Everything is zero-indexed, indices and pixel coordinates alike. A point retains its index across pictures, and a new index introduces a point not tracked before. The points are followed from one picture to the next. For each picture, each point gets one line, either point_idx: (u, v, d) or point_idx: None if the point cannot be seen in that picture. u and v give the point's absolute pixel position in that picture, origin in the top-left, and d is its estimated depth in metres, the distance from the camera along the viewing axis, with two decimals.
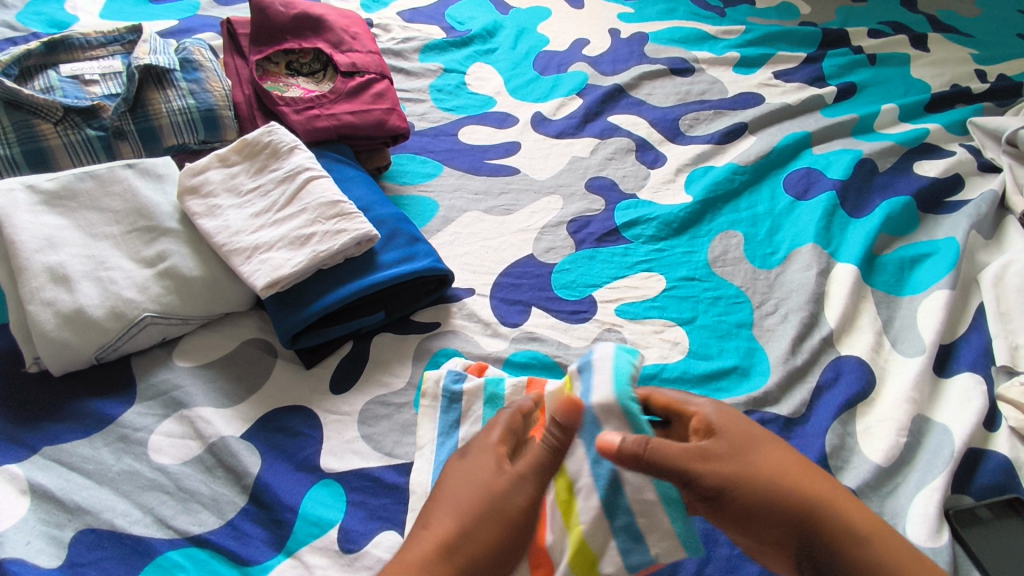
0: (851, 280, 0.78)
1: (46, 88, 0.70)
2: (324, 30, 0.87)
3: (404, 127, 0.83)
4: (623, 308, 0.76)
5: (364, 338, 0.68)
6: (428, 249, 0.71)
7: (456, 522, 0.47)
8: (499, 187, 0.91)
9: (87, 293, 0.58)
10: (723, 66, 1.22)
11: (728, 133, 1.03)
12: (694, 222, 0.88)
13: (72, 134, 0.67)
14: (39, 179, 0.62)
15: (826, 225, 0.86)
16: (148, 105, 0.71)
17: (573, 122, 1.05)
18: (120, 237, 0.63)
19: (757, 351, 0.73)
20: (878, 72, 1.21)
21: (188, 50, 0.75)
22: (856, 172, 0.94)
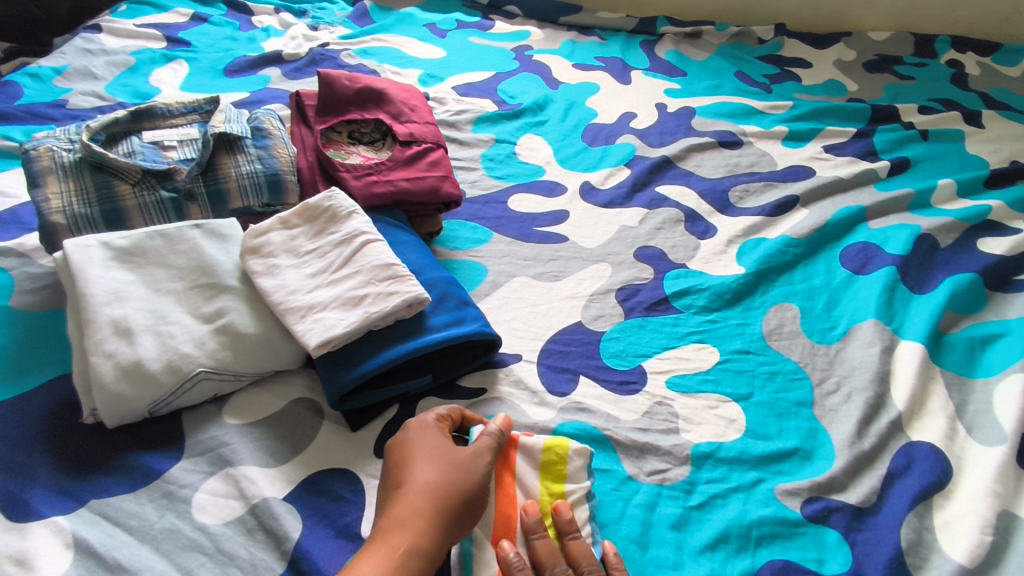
0: (918, 360, 0.74)
1: (128, 152, 0.74)
2: (385, 102, 0.91)
3: (456, 195, 0.86)
4: (674, 380, 0.74)
5: (410, 402, 0.68)
6: (477, 313, 0.71)
7: (432, 466, 0.53)
8: (548, 253, 0.92)
9: (146, 346, 0.59)
10: (771, 140, 1.22)
11: (779, 206, 1.02)
12: (747, 293, 0.86)
13: (147, 196, 0.71)
14: (114, 237, 0.65)
15: (887, 300, 0.83)
16: (219, 169, 0.74)
17: (622, 191, 1.06)
18: (183, 293, 0.65)
19: (819, 432, 0.69)
20: (931, 147, 1.20)
21: (260, 120, 0.80)
22: (916, 248, 0.92)
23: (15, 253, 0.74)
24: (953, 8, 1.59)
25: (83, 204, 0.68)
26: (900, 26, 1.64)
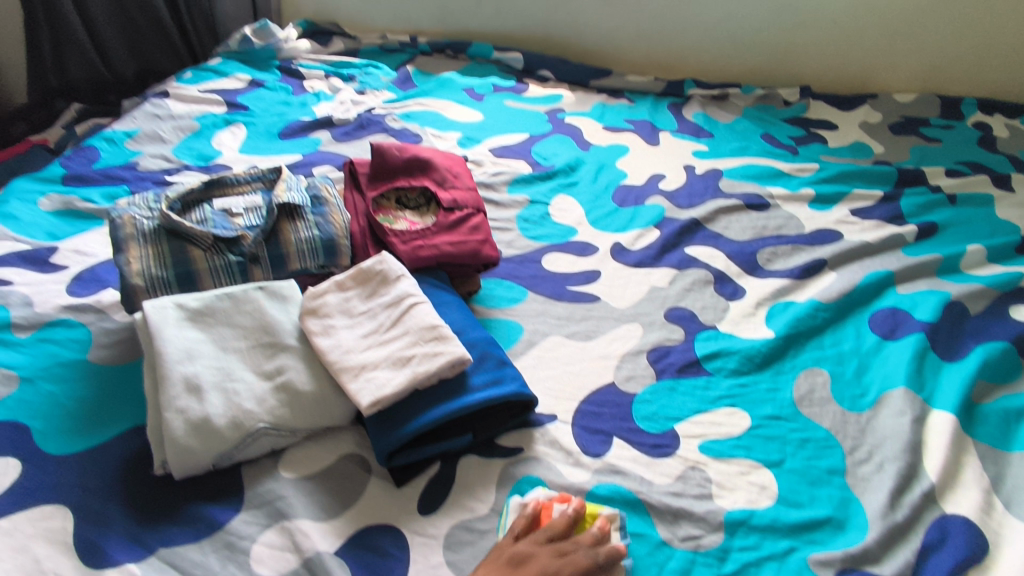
0: (951, 430, 0.75)
1: (200, 220, 0.80)
2: (430, 170, 0.98)
3: (495, 257, 0.91)
4: (706, 444, 0.76)
5: (451, 459, 0.71)
6: (515, 373, 0.75)
7: None
8: (581, 313, 0.95)
9: (213, 402, 0.64)
10: (798, 202, 1.26)
11: (808, 268, 1.05)
12: (777, 357, 0.88)
13: (217, 260, 0.77)
14: (187, 299, 0.71)
15: (917, 368, 0.84)
16: (281, 235, 0.81)
17: (652, 252, 1.10)
18: (246, 351, 0.70)
19: (852, 501, 0.70)
20: (960, 211, 1.21)
21: (317, 188, 0.87)
22: (945, 315, 0.93)
23: (93, 309, 0.82)
24: (978, 71, 1.62)
25: (161, 268, 0.75)
26: (926, 88, 1.68)
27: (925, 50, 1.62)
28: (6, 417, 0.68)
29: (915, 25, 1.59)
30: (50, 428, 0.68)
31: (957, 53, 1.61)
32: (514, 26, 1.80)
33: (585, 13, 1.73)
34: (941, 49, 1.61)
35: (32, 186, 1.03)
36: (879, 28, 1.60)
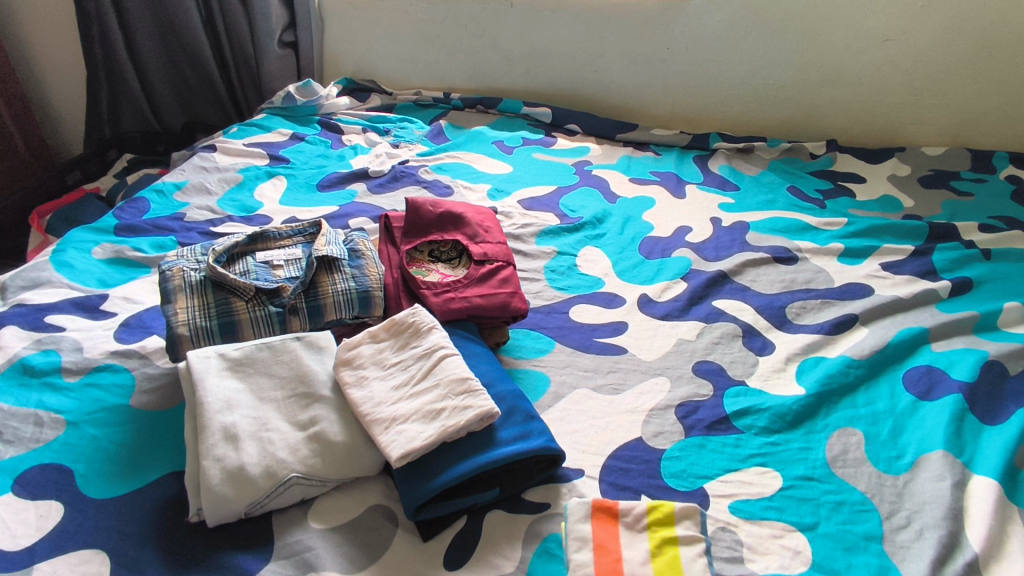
0: (992, 498, 0.73)
1: (244, 271, 0.85)
2: (462, 225, 1.02)
3: (524, 309, 0.93)
4: (737, 505, 0.75)
5: (478, 513, 0.71)
6: (542, 427, 0.75)
7: None
8: (608, 365, 0.96)
9: (249, 452, 0.66)
10: (827, 256, 1.25)
11: (838, 324, 1.04)
12: (809, 415, 0.87)
13: (258, 310, 0.81)
14: (229, 349, 0.74)
15: (956, 430, 0.82)
16: (319, 286, 0.84)
17: (679, 304, 1.10)
18: (282, 401, 0.72)
19: (890, 569, 0.68)
20: (995, 267, 1.20)
21: (355, 242, 0.91)
22: (983, 375, 0.91)
23: (138, 355, 0.85)
24: (1009, 125, 1.62)
25: (205, 317, 0.78)
26: (955, 142, 1.68)
27: (952, 105, 1.63)
28: (52, 460, 0.71)
29: (941, 82, 1.60)
30: (92, 471, 0.70)
31: (985, 109, 1.61)
32: (543, 83, 1.86)
33: (613, 71, 1.79)
34: (969, 105, 1.62)
35: (88, 236, 1.09)
36: (905, 84, 1.62)
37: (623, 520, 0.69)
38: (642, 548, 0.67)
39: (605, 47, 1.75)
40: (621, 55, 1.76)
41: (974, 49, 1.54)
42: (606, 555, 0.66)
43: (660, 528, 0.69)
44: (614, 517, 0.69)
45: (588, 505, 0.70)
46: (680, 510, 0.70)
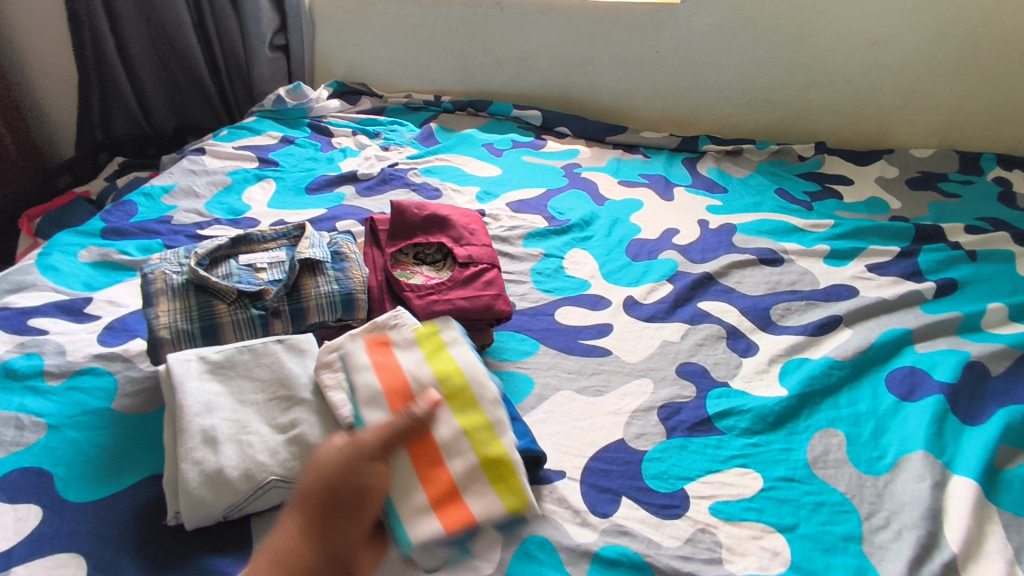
0: (972, 498, 0.74)
1: (226, 274, 0.85)
2: (448, 227, 1.02)
3: (508, 311, 0.93)
4: (717, 507, 0.75)
5: None
6: (523, 429, 0.75)
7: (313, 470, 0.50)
8: (592, 367, 0.96)
9: (228, 454, 0.66)
10: (814, 257, 1.26)
11: (822, 325, 1.04)
12: (791, 416, 0.87)
13: (240, 313, 0.81)
14: (210, 352, 0.74)
15: (937, 431, 0.83)
16: (302, 289, 0.85)
17: (664, 306, 1.10)
18: (262, 404, 0.72)
19: (869, 569, 0.69)
20: (979, 268, 1.20)
21: (339, 245, 0.92)
22: (965, 376, 0.92)
23: (121, 358, 0.85)
24: (996, 127, 1.63)
25: (186, 321, 0.79)
26: (943, 143, 1.69)
27: (940, 108, 1.64)
28: (32, 463, 0.71)
29: (929, 84, 1.61)
30: (71, 475, 0.70)
31: (972, 111, 1.62)
32: (534, 86, 1.87)
33: (603, 73, 1.79)
34: (957, 107, 1.62)
35: (74, 239, 1.09)
36: (892, 87, 1.63)
37: (417, 382, 0.73)
38: (418, 359, 0.76)
39: (594, 50, 1.76)
40: (611, 58, 1.76)
41: (962, 52, 1.55)
42: (386, 369, 0.75)
43: (430, 343, 0.79)
44: (405, 384, 0.72)
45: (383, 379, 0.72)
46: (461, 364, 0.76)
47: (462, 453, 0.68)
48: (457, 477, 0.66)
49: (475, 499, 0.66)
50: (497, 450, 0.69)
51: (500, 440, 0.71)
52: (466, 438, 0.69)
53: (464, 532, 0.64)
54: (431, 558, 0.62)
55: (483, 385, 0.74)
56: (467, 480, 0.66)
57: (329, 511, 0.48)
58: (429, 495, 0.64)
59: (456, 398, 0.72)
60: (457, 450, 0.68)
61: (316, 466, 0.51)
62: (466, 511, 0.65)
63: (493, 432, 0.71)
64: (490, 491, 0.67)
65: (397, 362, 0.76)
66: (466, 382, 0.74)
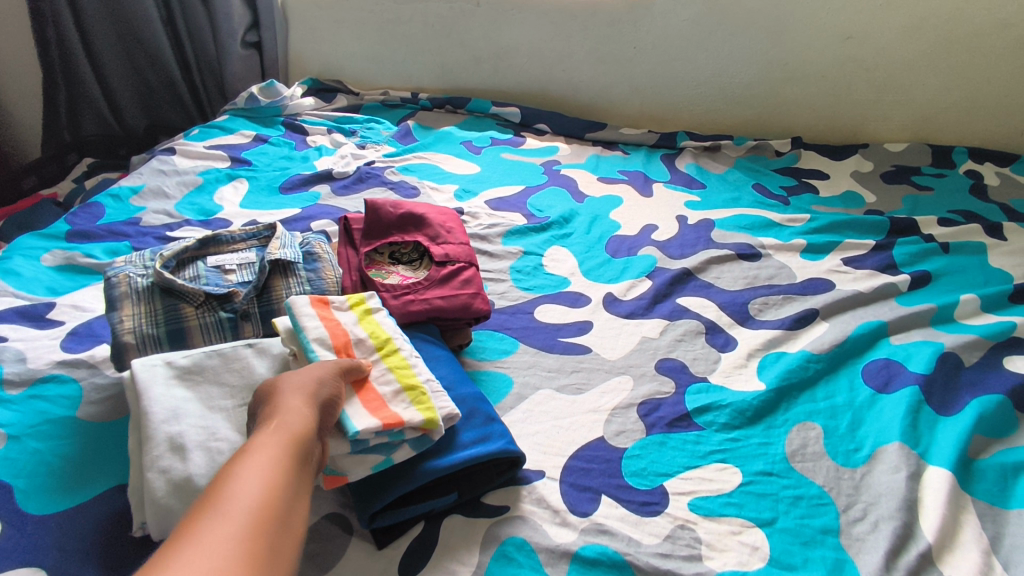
0: (946, 489, 0.74)
1: (194, 276, 0.83)
2: (424, 226, 1.01)
3: (486, 310, 0.92)
4: (696, 502, 0.75)
5: (436, 519, 0.70)
6: (502, 429, 0.75)
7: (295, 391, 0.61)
8: (572, 365, 0.95)
9: (197, 462, 0.64)
10: (790, 252, 1.26)
11: (799, 318, 1.05)
12: (769, 410, 0.88)
13: (208, 316, 0.79)
14: (176, 357, 0.72)
15: (912, 422, 0.83)
16: (273, 291, 0.83)
17: (643, 302, 1.10)
18: (232, 410, 0.70)
19: (846, 562, 0.69)
20: (953, 260, 1.22)
21: (311, 245, 0.91)
22: (939, 367, 0.93)
23: (86, 364, 0.83)
24: (968, 121, 1.66)
25: (152, 325, 0.77)
26: (916, 137, 1.71)
27: (913, 102, 1.66)
28: None
29: (902, 79, 1.63)
30: (32, 486, 0.68)
31: (944, 105, 1.64)
32: (512, 83, 1.86)
33: (581, 69, 1.79)
34: (929, 101, 1.65)
35: (37, 243, 1.06)
36: (866, 81, 1.65)
37: (334, 306, 0.79)
38: (351, 319, 0.78)
39: (572, 47, 1.75)
40: (589, 55, 1.76)
41: (934, 46, 1.57)
42: (329, 323, 0.76)
43: (360, 306, 0.81)
44: (328, 304, 0.78)
45: (309, 298, 0.78)
46: (369, 296, 0.83)
47: (388, 384, 0.71)
48: (384, 396, 0.69)
49: (400, 409, 0.68)
50: (410, 380, 0.72)
51: (416, 374, 0.74)
52: (391, 375, 0.73)
53: (393, 434, 0.66)
54: (358, 467, 0.66)
55: (402, 340, 0.78)
56: (392, 400, 0.69)
57: (322, 400, 0.62)
58: (362, 407, 0.67)
59: (385, 350, 0.76)
60: (384, 381, 0.72)
61: (292, 378, 0.63)
62: (395, 415, 0.67)
63: (410, 367, 0.74)
64: (410, 407, 0.69)
65: (338, 320, 0.77)
66: (390, 337, 0.78)
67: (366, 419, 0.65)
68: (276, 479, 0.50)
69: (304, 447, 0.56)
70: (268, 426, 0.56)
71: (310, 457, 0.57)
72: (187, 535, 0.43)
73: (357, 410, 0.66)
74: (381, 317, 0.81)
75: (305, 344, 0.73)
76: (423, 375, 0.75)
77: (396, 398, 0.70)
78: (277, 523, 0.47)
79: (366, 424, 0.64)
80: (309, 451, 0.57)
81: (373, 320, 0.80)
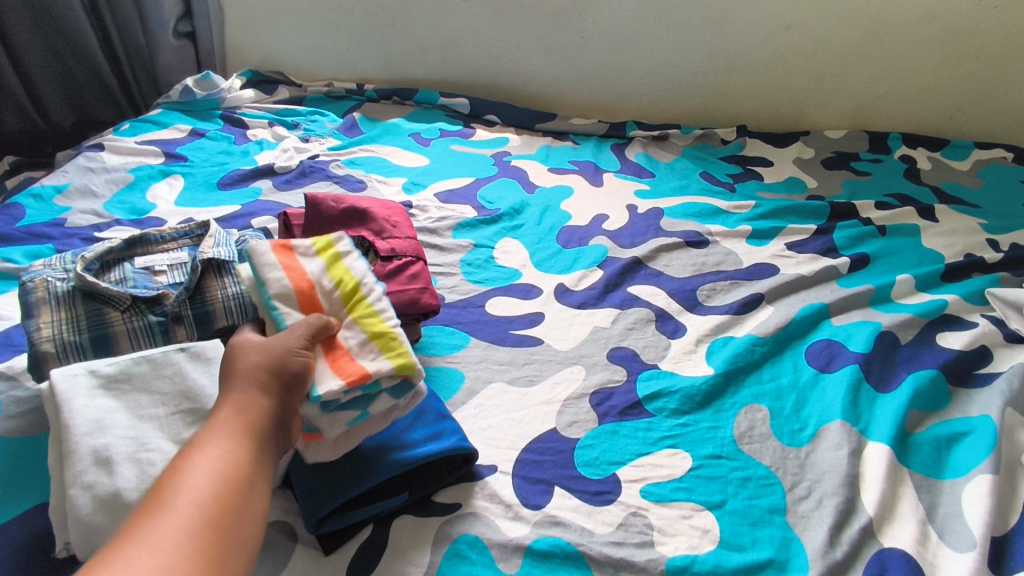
0: (885, 463, 0.77)
1: (120, 279, 0.79)
2: (368, 220, 0.98)
3: (435, 304, 0.90)
4: (648, 489, 0.75)
5: (385, 521, 0.68)
6: (454, 426, 0.73)
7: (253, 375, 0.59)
8: (523, 357, 0.94)
9: (125, 475, 0.60)
10: (737, 238, 1.29)
11: (746, 303, 1.07)
12: (717, 395, 0.89)
13: (135, 320, 0.75)
14: (100, 364, 0.68)
15: (853, 400, 0.86)
16: (206, 291, 0.79)
17: (594, 292, 1.10)
18: (164, 418, 0.66)
19: (793, 540, 0.70)
20: (889, 242, 1.26)
21: (247, 242, 0.87)
22: (878, 346, 0.96)
23: (4, 376, 0.77)
24: (901, 107, 1.72)
25: (74, 331, 0.72)
26: (854, 124, 1.77)
27: (850, 90, 1.71)
28: None
29: (840, 68, 1.68)
30: None
31: (879, 92, 1.70)
32: (460, 73, 1.83)
33: (529, 60, 1.77)
34: (865, 89, 1.70)
35: None
36: (806, 70, 1.69)
37: (298, 252, 0.74)
38: (317, 264, 0.73)
39: (519, 37, 1.74)
40: (536, 45, 1.75)
41: (868, 35, 1.62)
42: (293, 271, 0.71)
43: (327, 251, 0.76)
44: (291, 250, 0.74)
45: (269, 248, 0.73)
46: (336, 237, 0.78)
47: (356, 335, 0.68)
48: (351, 349, 0.67)
49: (369, 361, 0.66)
50: (379, 326, 0.69)
51: (385, 320, 0.70)
52: (358, 325, 0.69)
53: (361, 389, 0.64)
54: (333, 426, 0.65)
55: (371, 282, 0.74)
56: (359, 353, 0.66)
57: (285, 381, 0.60)
58: (327, 367, 0.64)
59: (351, 297, 0.72)
60: (351, 333, 0.68)
61: (248, 360, 0.60)
62: (362, 369, 0.64)
63: (379, 312, 0.71)
64: (379, 357, 0.66)
65: (303, 268, 0.72)
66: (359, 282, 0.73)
67: (331, 381, 0.63)
68: (225, 488, 0.50)
69: (258, 443, 0.55)
70: (223, 421, 0.55)
71: (266, 448, 0.56)
72: (131, 539, 0.44)
73: (322, 371, 0.63)
74: (349, 260, 0.76)
75: (266, 301, 0.68)
76: (393, 319, 0.72)
77: (365, 350, 0.67)
78: (222, 530, 0.47)
79: (329, 387, 0.62)
80: (265, 441, 0.56)
81: (340, 264, 0.75)
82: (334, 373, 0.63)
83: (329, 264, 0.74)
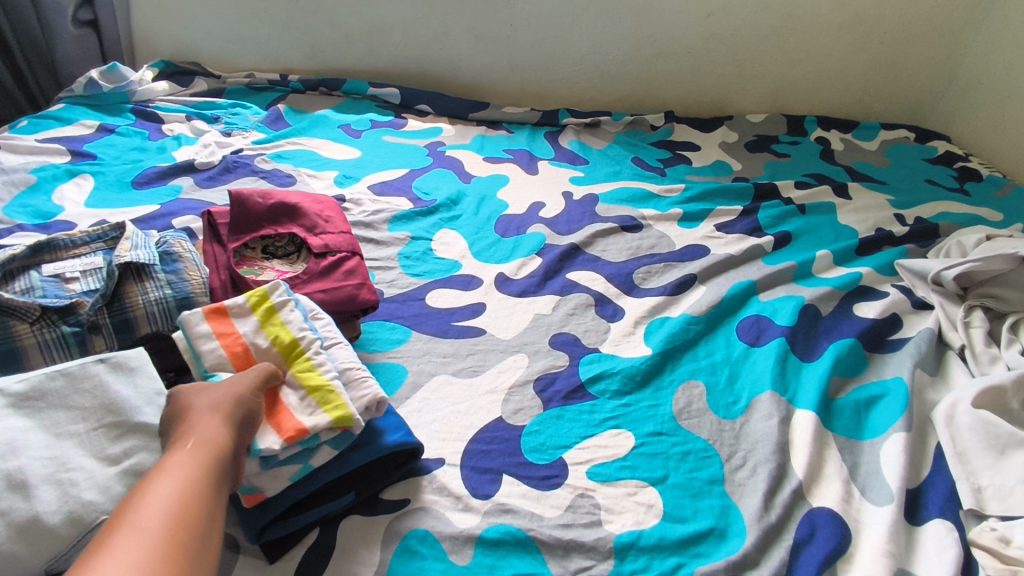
0: (811, 429, 0.82)
1: (26, 289, 0.73)
2: (299, 216, 0.95)
3: (374, 300, 0.88)
4: (594, 470, 0.77)
5: (332, 523, 0.67)
6: (398, 421, 0.72)
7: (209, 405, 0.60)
8: (466, 348, 0.94)
9: (44, 498, 0.56)
10: (669, 221, 1.33)
11: (679, 284, 1.10)
12: (656, 373, 0.92)
13: (47, 332, 0.70)
14: (8, 382, 0.63)
15: (781, 371, 0.91)
16: (125, 297, 0.74)
17: (534, 280, 1.11)
18: (85, 434, 0.62)
19: (731, 508, 0.74)
20: (809, 220, 1.34)
21: (169, 243, 0.82)
22: (802, 318, 1.01)
23: None
24: (815, 92, 1.82)
25: None
26: (773, 108, 1.85)
27: (769, 76, 1.79)
28: None
29: (758, 54, 1.75)
30: None
31: (794, 77, 1.79)
32: (388, 62, 1.79)
33: (459, 48, 1.75)
34: (782, 75, 1.79)
35: None
36: (727, 57, 1.75)
37: (231, 313, 0.72)
38: (252, 323, 0.72)
39: (448, 24, 1.71)
40: (465, 33, 1.73)
41: (783, 23, 1.69)
42: (227, 338, 0.70)
43: (260, 305, 0.74)
44: (224, 313, 0.72)
45: (200, 313, 0.71)
46: (269, 287, 0.75)
47: (296, 392, 0.68)
48: (291, 407, 0.66)
49: (309, 415, 0.65)
50: (318, 379, 0.68)
51: (324, 372, 0.69)
52: (297, 381, 0.68)
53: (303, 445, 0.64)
54: (274, 483, 0.63)
55: (310, 333, 0.72)
56: (300, 409, 0.66)
57: (238, 420, 0.60)
58: (268, 427, 0.64)
59: (289, 353, 0.71)
60: (292, 390, 0.68)
61: (204, 398, 0.60)
62: (299, 424, 0.64)
63: (318, 366, 0.70)
64: (318, 412, 0.65)
65: (236, 331, 0.71)
66: (295, 335, 0.72)
67: (271, 439, 0.63)
68: (185, 508, 0.50)
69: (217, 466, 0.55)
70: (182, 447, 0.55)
71: (224, 476, 0.56)
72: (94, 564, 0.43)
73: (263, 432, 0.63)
74: (285, 311, 0.74)
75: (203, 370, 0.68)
76: (334, 369, 0.70)
77: (306, 402, 0.66)
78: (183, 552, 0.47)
79: (269, 445, 0.62)
80: (224, 470, 0.56)
81: (276, 317, 0.73)
82: (275, 430, 0.63)
83: (265, 319, 0.73)
